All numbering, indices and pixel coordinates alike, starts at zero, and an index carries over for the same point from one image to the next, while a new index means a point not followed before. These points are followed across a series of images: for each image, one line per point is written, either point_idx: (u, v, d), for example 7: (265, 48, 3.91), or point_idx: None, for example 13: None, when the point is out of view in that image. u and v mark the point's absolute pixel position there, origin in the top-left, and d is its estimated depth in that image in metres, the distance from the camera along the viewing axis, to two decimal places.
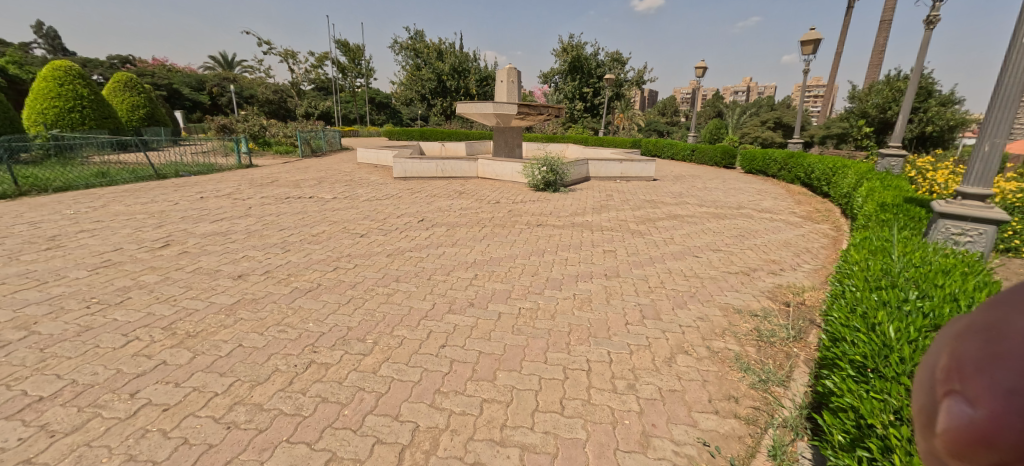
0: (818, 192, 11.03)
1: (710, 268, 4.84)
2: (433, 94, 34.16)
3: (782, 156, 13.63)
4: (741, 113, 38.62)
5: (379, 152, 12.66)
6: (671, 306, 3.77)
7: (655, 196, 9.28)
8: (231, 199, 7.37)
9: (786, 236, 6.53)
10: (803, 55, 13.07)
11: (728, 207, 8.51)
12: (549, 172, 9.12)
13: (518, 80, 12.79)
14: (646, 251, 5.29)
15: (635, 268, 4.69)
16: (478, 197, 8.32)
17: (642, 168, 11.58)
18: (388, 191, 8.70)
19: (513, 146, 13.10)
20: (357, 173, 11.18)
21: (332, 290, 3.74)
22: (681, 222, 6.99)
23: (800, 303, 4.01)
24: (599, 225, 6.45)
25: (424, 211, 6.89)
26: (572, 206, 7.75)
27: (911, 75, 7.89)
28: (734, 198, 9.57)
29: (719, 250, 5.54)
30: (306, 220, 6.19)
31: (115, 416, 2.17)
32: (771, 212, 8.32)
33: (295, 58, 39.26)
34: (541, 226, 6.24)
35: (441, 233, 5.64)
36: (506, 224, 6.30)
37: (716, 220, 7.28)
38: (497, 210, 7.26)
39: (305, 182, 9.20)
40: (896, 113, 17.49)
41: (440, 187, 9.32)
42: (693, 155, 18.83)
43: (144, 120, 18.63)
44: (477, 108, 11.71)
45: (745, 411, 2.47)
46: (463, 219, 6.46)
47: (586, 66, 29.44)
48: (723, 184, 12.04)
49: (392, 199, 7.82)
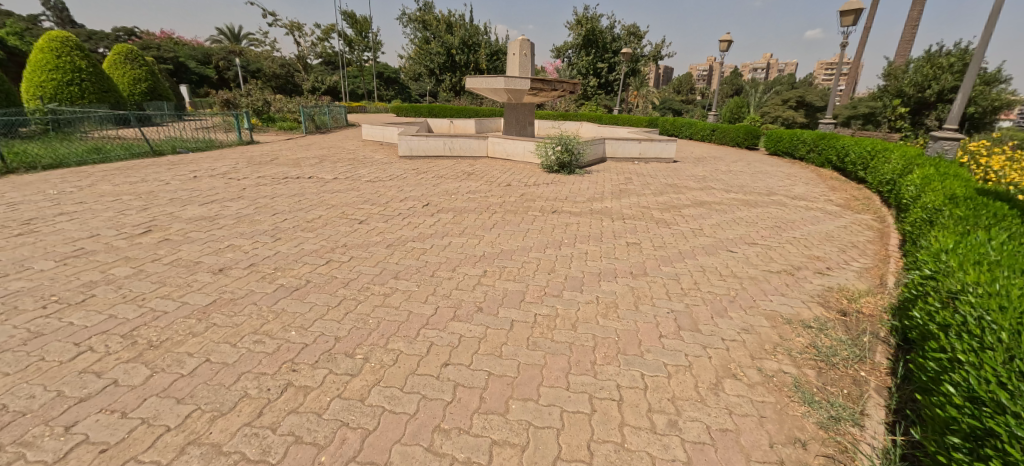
0: (852, 176, 10.27)
1: (749, 266, 4.28)
2: (442, 69, 33.12)
3: (812, 137, 12.76)
4: (762, 91, 36.98)
5: (384, 129, 12.08)
6: (710, 314, 3.26)
7: (678, 180, 8.64)
8: (225, 179, 6.92)
9: (826, 227, 5.92)
10: (841, 27, 12.06)
11: (758, 192, 7.85)
12: (564, 151, 8.53)
13: (531, 52, 12.01)
14: (675, 244, 4.75)
15: (665, 264, 4.16)
16: (487, 179, 7.76)
17: (662, 148, 10.86)
18: (393, 171, 8.16)
19: (524, 123, 12.42)
20: (361, 151, 10.66)
21: (322, 289, 3.28)
22: (709, 209, 6.39)
23: (859, 313, 3.48)
24: (619, 213, 5.90)
25: (430, 194, 6.38)
26: (589, 190, 7.18)
27: (977, 47, 6.99)
28: (762, 183, 8.89)
29: (755, 244, 4.97)
30: (303, 203, 5.72)
31: (38, 460, 1.75)
32: (805, 199, 7.66)
33: (301, 31, 38.20)
34: (556, 213, 5.72)
35: (447, 220, 5.15)
36: (519, 210, 5.78)
37: (747, 208, 6.67)
38: (509, 193, 6.72)
39: (305, 161, 8.71)
40: (936, 92, 16.27)
41: (447, 167, 8.77)
42: (713, 135, 17.90)
43: (146, 94, 18.18)
44: (487, 83, 11.01)
45: (816, 462, 1.98)
46: (471, 204, 5.94)
47: (601, 40, 28.15)
48: (748, 166, 11.28)
49: (396, 181, 7.32)
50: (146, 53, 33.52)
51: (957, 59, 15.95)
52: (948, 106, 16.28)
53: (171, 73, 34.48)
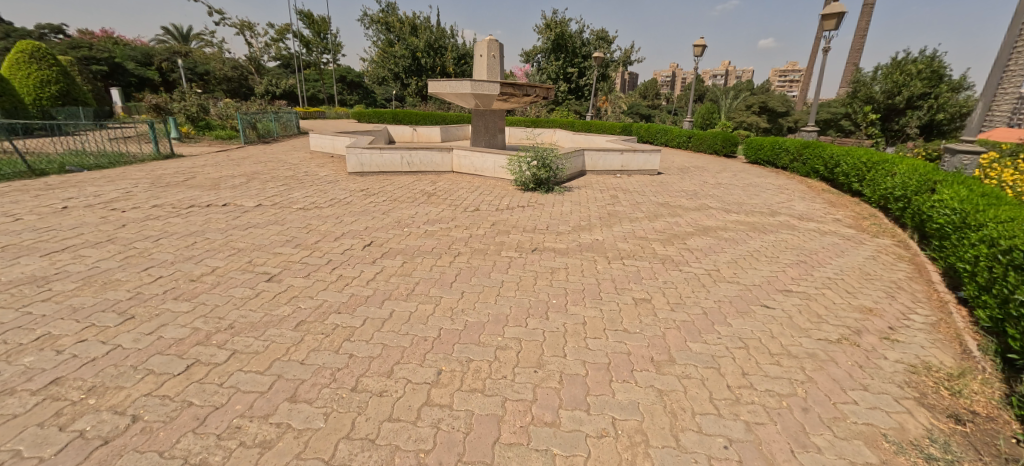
0: (844, 188, 9.64)
1: (798, 335, 3.18)
2: (407, 72, 31.55)
3: (795, 145, 12.18)
4: (727, 97, 37.50)
5: (335, 140, 10.60)
6: (787, 446, 2.10)
7: (669, 197, 7.63)
8: (104, 210, 5.31)
9: (853, 259, 4.99)
10: (823, 31, 11.51)
11: (760, 212, 6.93)
12: (541, 167, 7.40)
13: (500, 54, 10.85)
14: (695, 298, 3.62)
15: (693, 339, 3.00)
16: (451, 202, 6.48)
17: (645, 160, 9.93)
18: (336, 192, 6.74)
19: (494, 132, 11.19)
20: (305, 166, 9.13)
21: (153, 440, 1.92)
22: (717, 238, 5.36)
23: (980, 421, 2.41)
24: (614, 248, 4.73)
25: (378, 227, 5.04)
26: (573, 214, 6.03)
27: (1002, 48, 6.31)
28: (759, 199, 8.02)
29: (791, 293, 3.90)
30: (199, 247, 4.26)
31: None
32: (814, 219, 6.78)
33: (252, 30, 35.62)
34: (536, 251, 4.49)
35: (392, 271, 3.81)
36: (488, 249, 4.51)
37: (756, 233, 5.69)
38: (477, 222, 5.46)
39: (227, 181, 7.14)
40: (905, 99, 16.30)
41: (404, 186, 7.44)
42: (689, 142, 17.32)
43: (56, 98, 15.61)
44: (451, 87, 9.68)
45: None
46: (427, 241, 4.63)
47: (570, 45, 27.44)
48: (735, 178, 10.49)
49: (337, 206, 5.93)
50: (74, 53, 30.36)
51: (925, 66, 15.98)
52: (917, 113, 16.32)
53: (106, 75, 31.37)
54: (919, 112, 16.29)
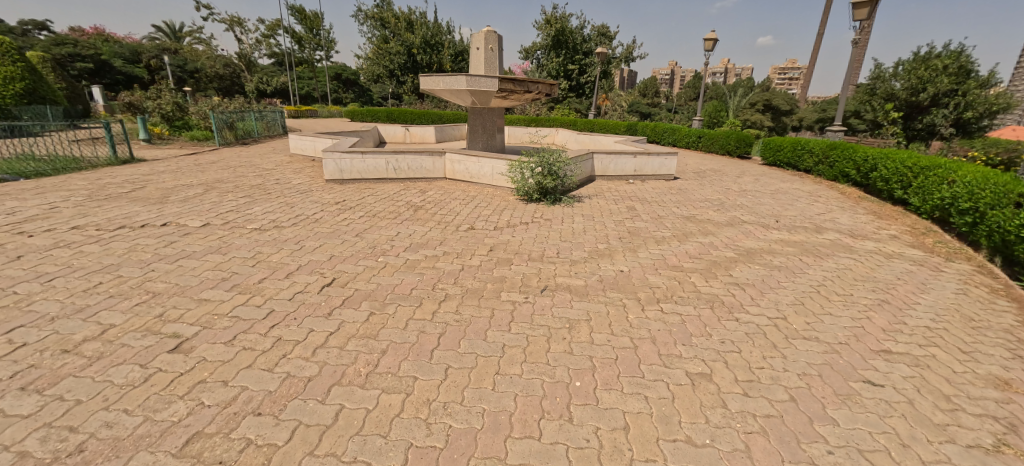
0: (882, 194, 8.62)
1: (939, 442, 2.15)
2: (402, 70, 30.51)
3: (820, 146, 11.15)
4: (730, 96, 36.56)
5: (316, 141, 9.61)
6: None
7: (694, 209, 6.60)
8: (6, 235, 4.26)
9: (943, 296, 3.96)
10: (854, 21, 10.51)
11: (804, 228, 5.91)
12: (545, 175, 6.40)
13: (498, 46, 9.82)
14: (771, 371, 2.60)
15: (792, 456, 1.97)
16: (442, 218, 5.46)
17: (660, 164, 8.93)
18: (304, 205, 5.69)
19: (492, 132, 10.16)
20: (279, 171, 8.07)
21: None
22: (769, 266, 4.32)
23: None
24: (645, 286, 3.68)
25: (346, 256, 4.00)
26: (587, 234, 5.02)
27: None
28: (796, 210, 7.01)
29: (896, 359, 2.86)
30: (100, 291, 3.21)
31: None
32: (869, 237, 5.75)
33: (243, 26, 34.52)
34: (546, 292, 3.45)
35: (352, 331, 2.76)
36: (485, 288, 3.46)
37: (812, 258, 4.66)
38: (470, 245, 4.42)
39: (179, 193, 6.10)
40: (930, 96, 15.28)
41: (388, 197, 6.40)
42: (699, 142, 16.33)
43: (20, 97, 14.47)
44: (444, 83, 8.62)
45: None
46: (406, 277, 3.58)
47: (571, 41, 26.42)
48: (759, 183, 9.45)
49: (303, 225, 4.90)
50: (57, 50, 29.30)
51: (950, 61, 14.98)
52: (942, 111, 15.30)
53: (92, 73, 30.23)
54: (945, 109, 15.29)
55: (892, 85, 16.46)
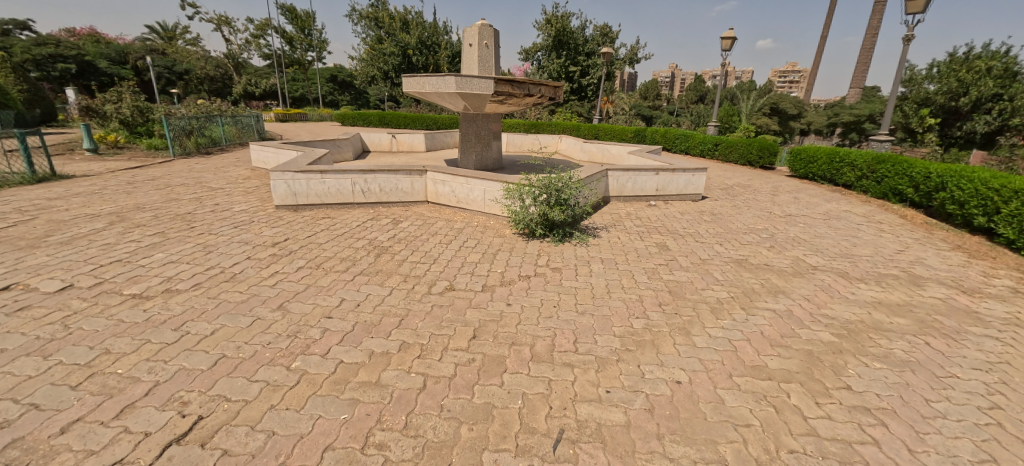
0: (955, 218, 7.14)
1: None
2: (397, 71, 29.13)
3: (865, 159, 9.69)
4: (735, 99, 35.20)
5: (279, 152, 8.17)
6: None
7: (741, 247, 5.16)
8: None
9: None
10: (908, 14, 9.05)
11: (896, 278, 4.46)
12: (551, 203, 4.94)
13: (495, 42, 8.43)
14: None
15: None
16: (413, 267, 4.02)
17: (687, 181, 7.48)
18: (227, 249, 4.22)
19: (487, 141, 8.71)
20: (226, 191, 6.63)
21: None
22: (896, 365, 2.84)
23: None
24: (726, 423, 2.20)
25: (242, 358, 2.52)
26: (613, 296, 3.57)
27: None
28: (866, 245, 5.58)
29: None
30: None
31: None
32: (987, 294, 4.26)
33: (232, 26, 33.14)
34: (564, 452, 1.96)
35: None
36: (456, 444, 1.97)
37: (944, 343, 3.18)
38: (443, 327, 2.95)
39: (73, 228, 4.66)
40: (972, 100, 13.72)
41: (349, 232, 4.94)
42: (716, 150, 14.95)
43: None
44: (428, 84, 7.17)
45: None
46: (322, 414, 2.09)
47: (573, 42, 25.01)
48: (801, 203, 8.01)
49: (207, 285, 3.42)
50: (39, 50, 27.78)
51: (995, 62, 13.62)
52: (984, 118, 13.72)
53: (74, 75, 28.84)
54: (988, 115, 13.76)
55: (927, 89, 15.02)
